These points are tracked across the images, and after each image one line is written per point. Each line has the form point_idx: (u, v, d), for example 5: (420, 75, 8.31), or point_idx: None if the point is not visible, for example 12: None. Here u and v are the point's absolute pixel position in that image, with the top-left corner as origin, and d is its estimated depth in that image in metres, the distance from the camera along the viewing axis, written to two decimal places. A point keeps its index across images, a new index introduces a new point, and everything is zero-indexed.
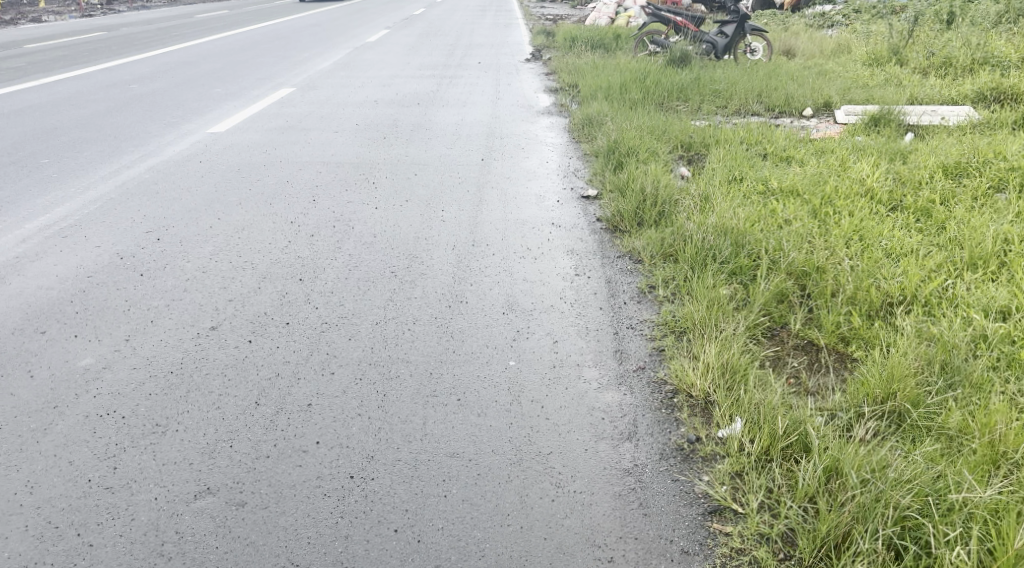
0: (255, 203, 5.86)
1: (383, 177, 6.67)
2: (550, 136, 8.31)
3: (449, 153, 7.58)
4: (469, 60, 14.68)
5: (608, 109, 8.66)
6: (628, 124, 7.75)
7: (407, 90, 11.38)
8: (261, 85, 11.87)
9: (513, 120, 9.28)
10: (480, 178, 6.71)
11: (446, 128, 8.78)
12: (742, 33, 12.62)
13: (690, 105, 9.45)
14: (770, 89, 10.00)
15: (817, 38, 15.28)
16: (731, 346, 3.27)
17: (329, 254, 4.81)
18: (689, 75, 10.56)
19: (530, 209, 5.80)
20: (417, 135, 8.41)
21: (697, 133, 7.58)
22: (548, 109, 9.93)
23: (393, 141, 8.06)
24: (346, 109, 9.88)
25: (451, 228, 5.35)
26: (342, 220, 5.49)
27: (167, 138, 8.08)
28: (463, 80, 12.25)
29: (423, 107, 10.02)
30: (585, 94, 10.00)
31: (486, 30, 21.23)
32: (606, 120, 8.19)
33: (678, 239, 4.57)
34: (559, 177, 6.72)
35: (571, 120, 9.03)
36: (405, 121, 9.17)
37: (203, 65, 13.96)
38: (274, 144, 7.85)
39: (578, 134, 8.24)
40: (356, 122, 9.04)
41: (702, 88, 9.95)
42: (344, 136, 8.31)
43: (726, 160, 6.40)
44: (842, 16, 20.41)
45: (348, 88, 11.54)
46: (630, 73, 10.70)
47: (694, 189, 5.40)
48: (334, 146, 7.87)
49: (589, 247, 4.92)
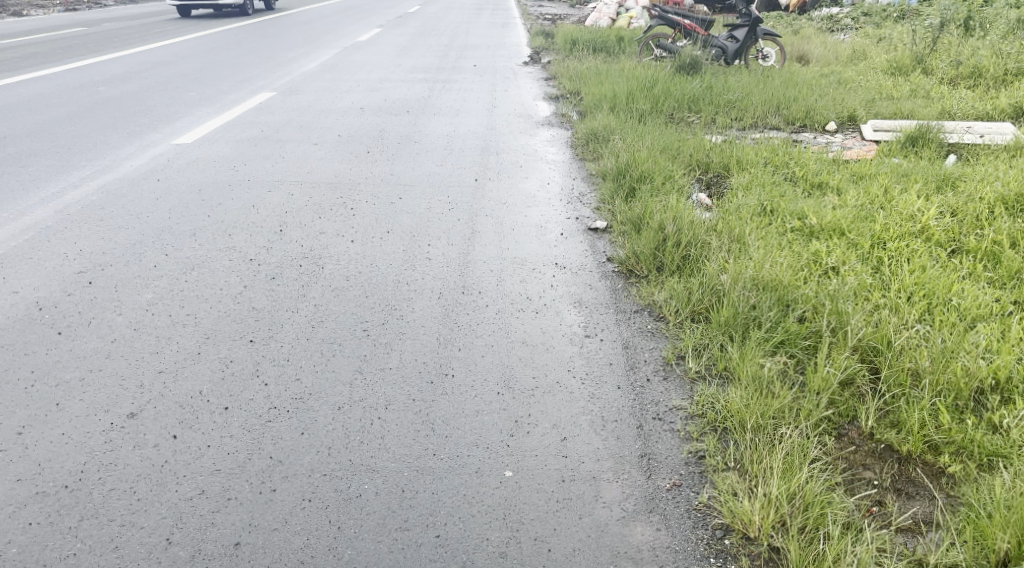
0: (212, 233, 5.09)
1: (363, 202, 5.91)
2: (551, 152, 7.55)
3: (439, 171, 6.82)
4: (463, 62, 13.91)
5: (614, 122, 7.91)
6: (638, 142, 6.98)
7: (396, 96, 10.60)
8: (240, 88, 11.07)
9: (511, 132, 8.51)
10: (473, 203, 5.94)
11: (436, 141, 8.01)
12: (754, 37, 11.88)
13: (703, 118, 8.69)
14: (788, 99, 9.26)
15: (830, 43, 14.54)
16: (797, 467, 2.54)
17: (291, 304, 4.04)
18: (700, 83, 9.80)
19: (529, 244, 5.04)
20: (404, 149, 7.64)
21: (714, 152, 6.83)
22: (548, 120, 9.18)
23: (378, 157, 7.29)
24: (328, 117, 9.10)
25: (438, 270, 4.58)
26: (311, 257, 4.73)
27: (126, 151, 7.30)
28: (455, 86, 11.47)
29: (413, 116, 9.25)
30: (589, 104, 9.25)
31: (483, 30, 20.44)
32: (613, 136, 7.42)
33: (709, 293, 3.82)
34: (563, 203, 5.95)
35: (573, 133, 8.28)
36: (392, 132, 8.39)
37: (181, 66, 13.16)
38: (245, 159, 7.08)
39: (582, 150, 7.49)
40: (338, 133, 8.27)
41: (716, 99, 9.19)
42: (324, 150, 7.55)
43: (752, 187, 5.64)
44: (852, 19, 19.71)
45: (332, 93, 10.76)
46: (637, 81, 9.95)
47: (721, 225, 4.64)
48: (311, 161, 7.09)
49: (600, 297, 4.15)
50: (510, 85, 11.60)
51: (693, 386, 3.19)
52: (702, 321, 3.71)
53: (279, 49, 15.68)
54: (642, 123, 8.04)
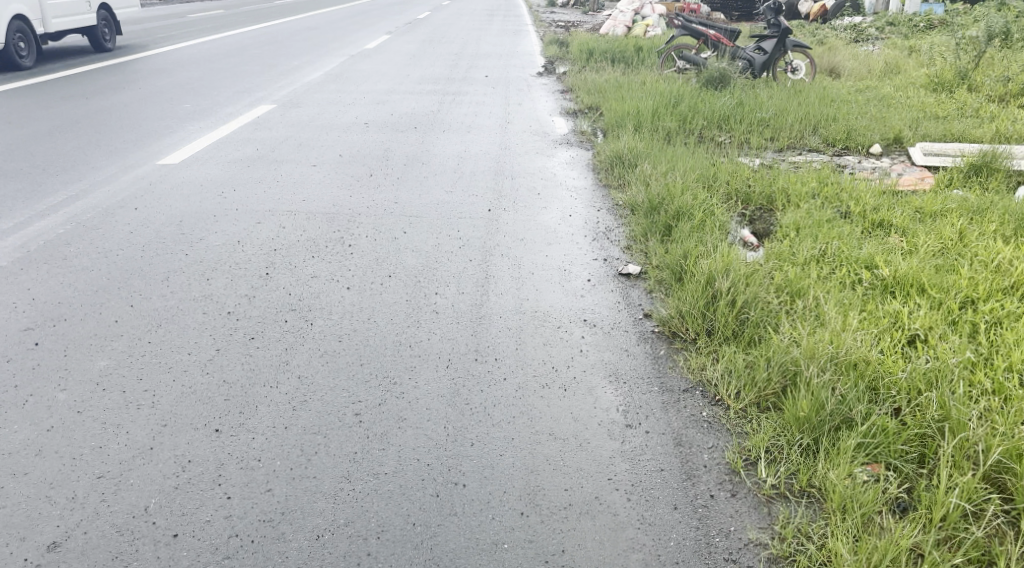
0: (188, 277, 4.45)
1: (362, 236, 5.26)
2: (571, 177, 6.90)
3: (450, 200, 6.16)
4: (474, 73, 13.25)
5: (641, 143, 7.25)
6: (669, 169, 6.29)
7: (403, 110, 9.95)
8: (238, 100, 10.43)
9: (527, 152, 7.85)
10: (487, 239, 5.28)
11: (446, 162, 7.35)
12: (783, 49, 11.26)
13: (736, 139, 8.02)
14: (826, 118, 8.60)
15: (861, 55, 13.87)
16: None
17: (268, 376, 3.38)
18: (730, 99, 9.13)
19: (553, 293, 4.37)
20: (410, 172, 6.99)
21: (754, 180, 6.16)
22: (566, 138, 8.53)
23: (381, 182, 6.64)
24: (330, 134, 8.46)
25: (446, 329, 3.91)
26: (298, 309, 4.07)
27: (106, 173, 6.66)
28: (466, 99, 10.82)
29: (421, 133, 8.60)
30: (611, 122, 8.59)
31: (494, 38, 19.81)
32: (640, 162, 6.73)
33: (777, 372, 3.15)
34: (589, 239, 5.27)
35: (595, 155, 7.64)
36: (398, 152, 7.75)
37: (179, 74, 12.57)
38: (235, 183, 6.43)
39: (605, 175, 6.84)
40: (339, 153, 7.61)
41: (748, 117, 8.52)
42: (323, 172, 6.92)
43: (805, 227, 4.95)
44: (877, 29, 19.05)
45: (336, 106, 10.13)
46: (662, 97, 9.28)
47: (780, 279, 3.97)
48: (308, 186, 6.44)
49: (638, 368, 3.48)
50: (524, 99, 10.92)
51: (771, 507, 2.54)
52: (771, 409, 3.05)
53: (282, 57, 15.06)
54: (672, 146, 7.36)
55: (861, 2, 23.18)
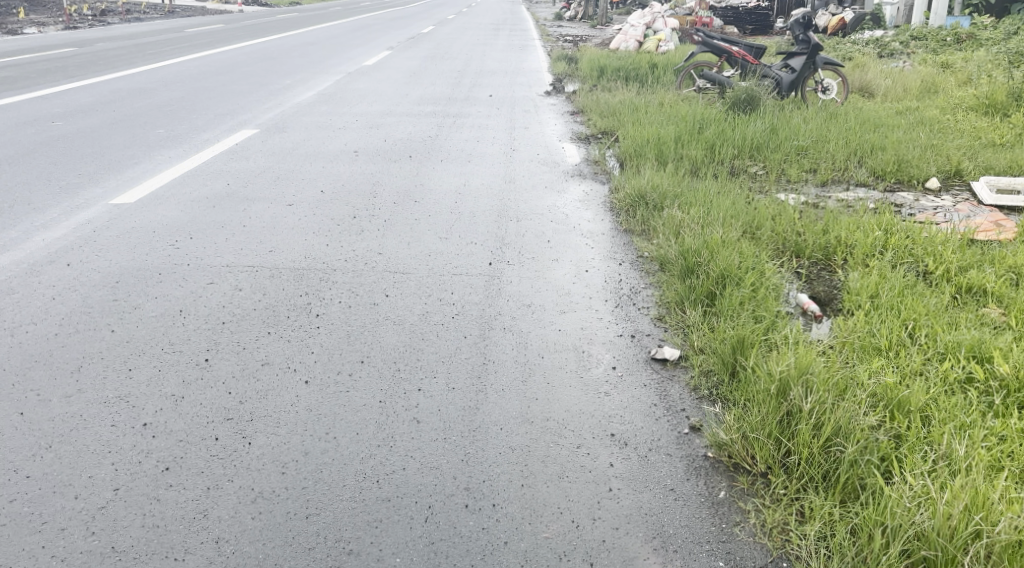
0: (105, 367, 3.52)
1: (334, 301, 4.33)
2: (586, 218, 5.96)
3: (444, 251, 5.23)
4: (477, 92, 12.34)
5: (665, 178, 6.33)
6: (701, 212, 5.32)
7: (398, 136, 9.03)
8: (218, 124, 9.54)
9: (534, 186, 6.91)
10: (487, 305, 4.33)
11: (441, 200, 6.40)
12: (813, 67, 10.34)
13: (771, 172, 7.15)
14: (870, 147, 7.67)
15: (894, 72, 12.96)
16: None
17: (175, 541, 2.45)
18: (762, 125, 8.20)
19: (569, 389, 3.41)
20: (399, 212, 6.06)
21: (805, 227, 5.21)
22: (579, 168, 7.61)
23: (365, 225, 5.70)
24: (313, 164, 7.55)
25: (428, 448, 2.94)
26: (236, 420, 3.13)
27: (47, 215, 5.74)
28: (468, 122, 9.91)
29: (416, 164, 7.67)
30: (629, 150, 7.65)
31: (500, 53, 18.94)
32: (667, 204, 5.76)
33: (898, 551, 2.24)
34: (610, 305, 4.31)
35: (611, 191, 6.72)
36: (388, 186, 6.83)
37: (161, 94, 11.70)
38: (194, 229, 5.52)
39: (625, 217, 5.91)
40: (320, 189, 6.69)
41: (784, 146, 7.65)
42: (300, 212, 6.01)
43: (882, 298, 4.01)
44: (903, 43, 18.18)
45: (325, 131, 9.25)
46: (686, 122, 8.35)
47: (873, 383, 3.03)
48: (279, 232, 5.51)
49: (693, 524, 2.50)
50: (532, 122, 10.00)
51: None
52: None
53: (273, 75, 14.18)
54: (702, 182, 6.43)
55: (882, 14, 22.27)
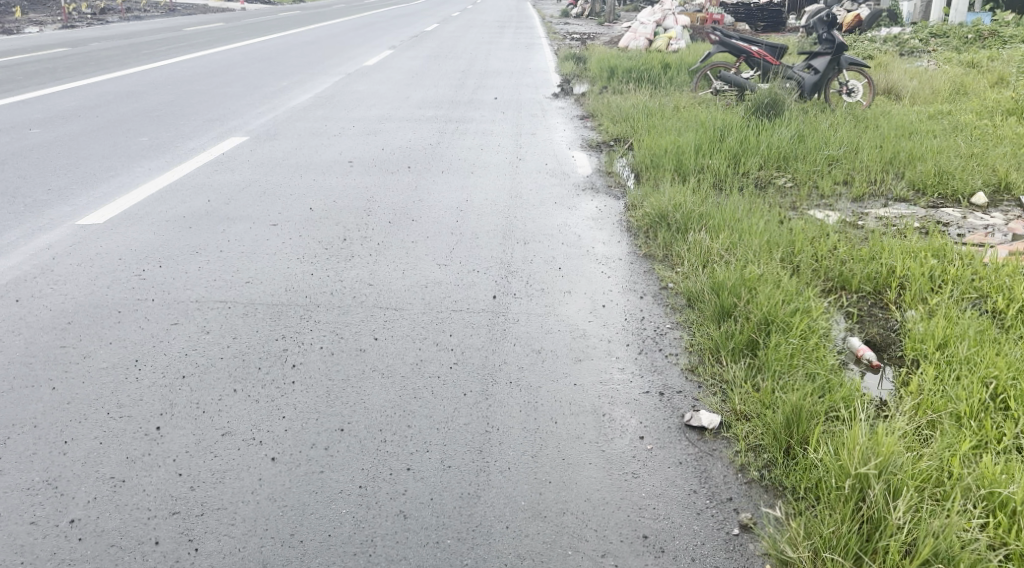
0: (36, 439, 2.98)
1: (314, 346, 3.77)
2: (601, 240, 5.39)
3: (443, 281, 4.66)
4: (482, 94, 11.77)
5: (688, 193, 5.76)
6: (732, 237, 4.75)
7: (396, 144, 8.48)
8: (206, 131, 8.99)
9: (543, 201, 6.34)
10: (490, 351, 3.76)
11: (440, 218, 5.83)
12: (837, 68, 9.77)
13: (801, 186, 6.58)
14: (906, 158, 7.10)
15: (919, 72, 12.36)
16: None
17: None
18: (788, 131, 7.62)
19: (587, 466, 2.84)
20: (394, 233, 5.50)
21: (848, 255, 4.65)
22: (590, 180, 7.05)
23: (355, 249, 5.14)
24: (304, 176, 7.00)
25: (416, 559, 2.40)
26: (184, 514, 2.59)
27: (5, 239, 5.20)
28: (471, 128, 9.35)
29: (415, 176, 7.11)
30: (644, 161, 7.09)
31: (505, 52, 18.35)
32: (691, 224, 5.17)
33: None
34: (632, 351, 3.73)
35: (626, 206, 6.15)
36: (383, 202, 6.26)
37: (149, 98, 11.16)
38: (165, 255, 4.97)
39: (644, 238, 5.34)
40: (309, 205, 6.14)
41: (813, 156, 7.07)
42: (285, 233, 5.46)
43: (954, 345, 3.44)
44: (923, 40, 17.56)
45: (319, 138, 8.70)
46: (706, 128, 7.76)
47: (969, 475, 2.48)
48: (259, 258, 4.95)
49: None
50: (540, 127, 9.43)
51: None
52: None
53: (270, 77, 13.65)
54: (729, 198, 5.84)
55: (900, 11, 21.60)
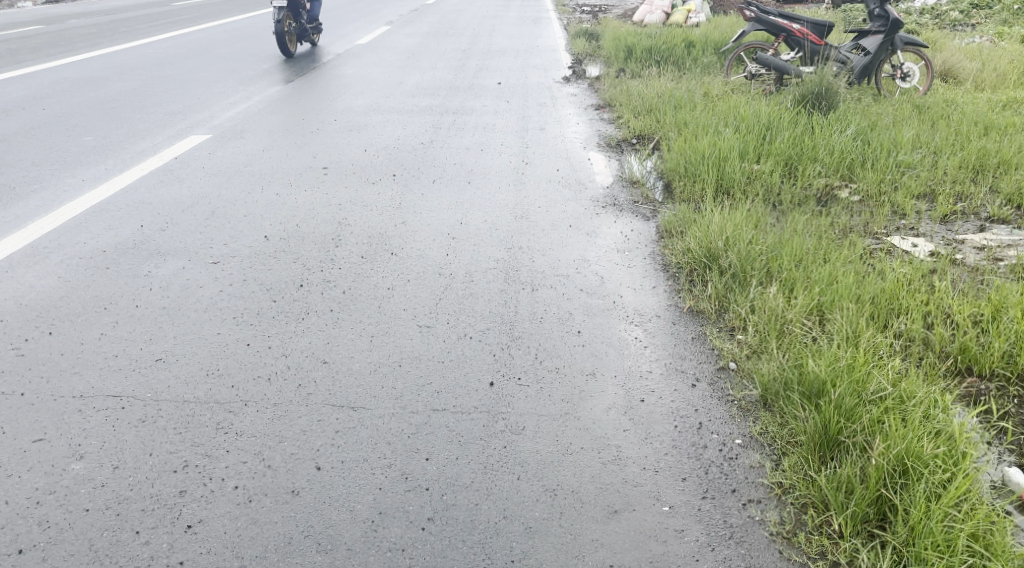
0: None
1: (228, 482, 2.61)
2: (632, 284, 4.21)
3: (423, 356, 3.47)
4: (484, 79, 10.53)
5: (740, 218, 4.55)
6: (813, 296, 3.56)
7: (382, 144, 7.29)
8: (163, 128, 7.78)
9: (555, 224, 5.16)
10: (483, 490, 2.57)
11: (426, 255, 4.65)
12: (891, 48, 8.52)
13: (871, 202, 5.39)
14: (993, 164, 5.89)
15: (974, 50, 11.05)
16: None
17: None
18: (847, 129, 6.38)
19: None
20: (366, 276, 4.33)
21: (971, 323, 3.46)
22: (611, 193, 5.86)
23: (313, 302, 3.98)
24: (265, 189, 5.81)
25: None
26: None
27: None
28: (470, 122, 8.14)
29: (400, 188, 5.93)
30: (677, 170, 5.89)
31: (510, 28, 17.02)
32: (750, 268, 3.95)
33: None
34: (691, 495, 2.53)
35: (659, 232, 4.96)
36: (356, 228, 5.08)
37: (109, 86, 9.92)
38: (61, 317, 3.80)
39: (687, 281, 4.15)
40: (265, 232, 4.95)
41: (882, 161, 5.85)
42: (227, 276, 4.29)
43: None
44: (965, 10, 16.13)
45: (293, 136, 7.50)
46: (748, 126, 6.53)
47: None
48: (183, 319, 3.77)
49: None
50: (549, 120, 8.19)
51: None
52: None
53: (250, 59, 12.39)
54: (790, 227, 4.63)
55: None
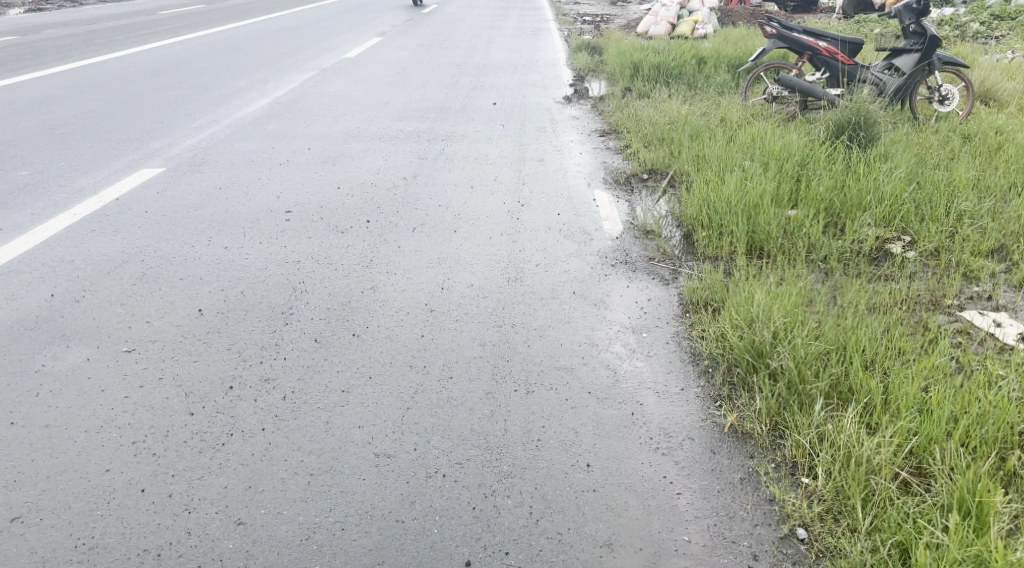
0: None
1: None
2: (656, 384, 3.29)
3: (376, 510, 2.58)
4: (478, 99, 9.65)
5: (787, 293, 3.65)
6: (903, 428, 2.68)
7: (358, 179, 6.39)
8: (112, 160, 6.89)
9: (556, 292, 4.27)
10: None
11: (395, 337, 3.73)
12: (928, 67, 7.62)
13: (936, 262, 4.50)
14: None
15: (1011, 67, 10.14)
16: None
17: None
18: (896, 166, 5.49)
19: None
20: (316, 369, 3.41)
21: None
22: (622, 245, 4.97)
23: (243, 413, 3.08)
24: (213, 243, 4.92)
25: None
26: None
27: None
28: (461, 151, 7.25)
29: (373, 240, 5.04)
30: (700, 218, 5.00)
31: (508, 40, 16.16)
32: (810, 372, 3.04)
33: None
34: None
35: (683, 304, 4.06)
36: (314, 296, 4.18)
37: (65, 106, 9.02)
38: None
39: (727, 381, 3.24)
40: (200, 304, 4.05)
41: (943, 208, 4.96)
42: (141, 372, 3.40)
43: None
44: (988, 20, 15.26)
45: (258, 170, 6.60)
46: (779, 163, 5.64)
47: None
48: (66, 446, 2.88)
49: None
50: (549, 149, 7.31)
51: None
52: None
53: (227, 75, 11.50)
54: (849, 306, 3.75)
55: None
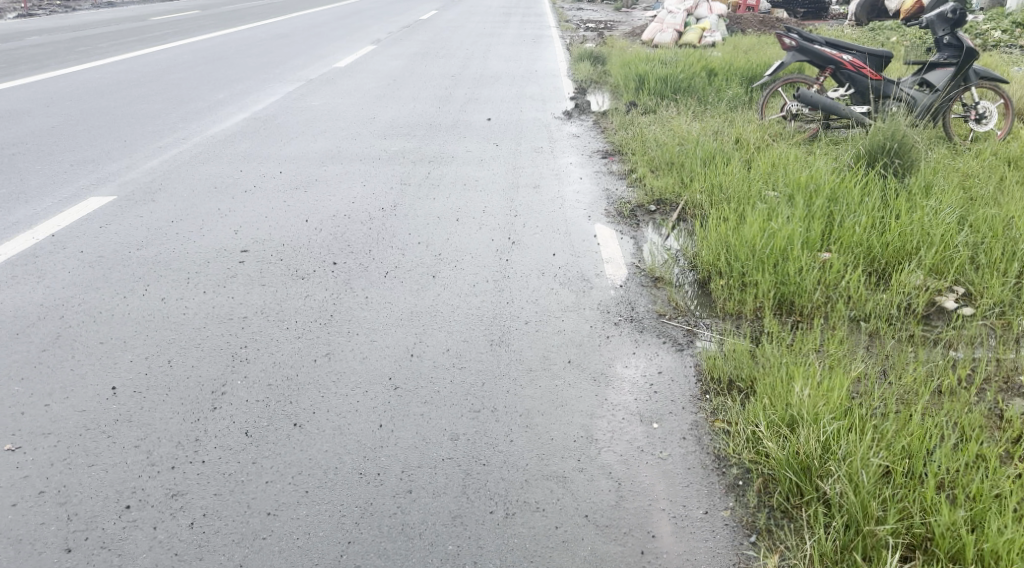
0: None
1: None
2: (672, 503, 2.58)
3: None
4: (471, 114, 8.95)
5: (835, 378, 2.93)
6: None
7: (330, 209, 5.69)
8: (60, 185, 6.20)
9: (547, 362, 3.55)
10: None
11: (347, 427, 3.01)
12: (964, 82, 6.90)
13: (1002, 324, 3.78)
14: None
15: None
16: None
17: None
18: (943, 202, 4.77)
19: None
20: (239, 478, 2.70)
21: None
22: (626, 295, 4.26)
23: (135, 550, 2.40)
24: (149, 293, 4.21)
25: None
26: None
27: None
28: (448, 175, 6.55)
29: (337, 289, 4.33)
30: (719, 265, 4.28)
31: (507, 48, 15.48)
32: (876, 505, 2.36)
33: None
34: None
35: (702, 380, 3.34)
36: (255, 367, 3.46)
37: (23, 122, 8.32)
38: None
39: (765, 506, 2.53)
40: (115, 379, 3.34)
41: (1005, 254, 4.23)
42: (19, 482, 2.70)
43: None
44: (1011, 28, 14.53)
45: (219, 198, 5.90)
46: (808, 197, 4.93)
47: None
48: None
49: None
50: (546, 173, 6.60)
51: None
52: None
53: (206, 86, 10.81)
54: (909, 395, 3.04)
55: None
